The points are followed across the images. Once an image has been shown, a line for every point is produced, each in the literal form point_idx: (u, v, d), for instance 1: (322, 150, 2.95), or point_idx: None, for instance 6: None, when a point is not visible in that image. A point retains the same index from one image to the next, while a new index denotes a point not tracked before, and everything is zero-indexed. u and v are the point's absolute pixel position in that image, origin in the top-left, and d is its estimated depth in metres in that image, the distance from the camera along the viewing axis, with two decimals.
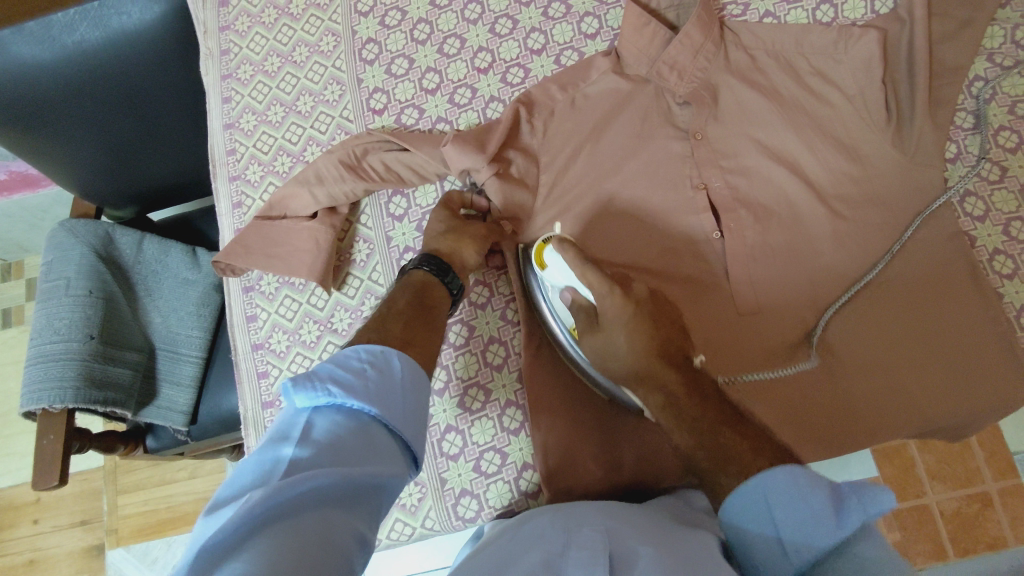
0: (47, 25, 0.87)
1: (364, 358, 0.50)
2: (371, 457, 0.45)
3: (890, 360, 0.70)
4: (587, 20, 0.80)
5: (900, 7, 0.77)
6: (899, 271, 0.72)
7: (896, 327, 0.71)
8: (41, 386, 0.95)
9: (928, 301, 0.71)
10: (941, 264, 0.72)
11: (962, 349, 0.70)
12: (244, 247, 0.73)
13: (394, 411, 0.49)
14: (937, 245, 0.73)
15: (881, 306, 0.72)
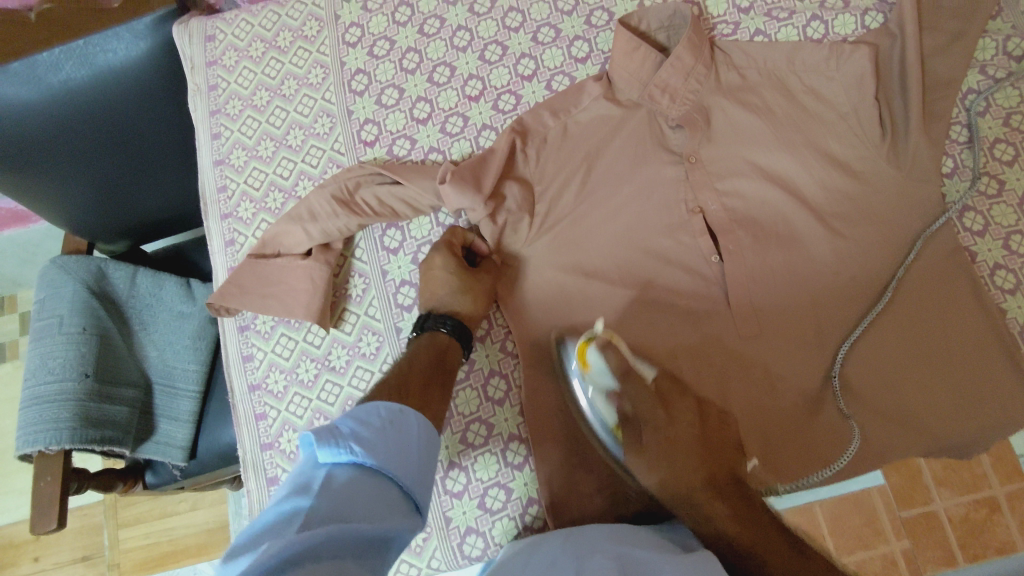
0: (31, 65, 0.84)
1: (382, 416, 0.52)
2: (384, 511, 0.45)
3: (894, 382, 0.70)
4: (576, 44, 0.80)
5: (890, 22, 0.76)
6: (902, 289, 0.72)
7: (900, 349, 0.70)
8: (38, 427, 0.94)
9: (931, 320, 0.70)
10: (944, 282, 0.71)
11: (967, 368, 0.69)
12: (239, 287, 0.72)
13: (406, 469, 0.50)
14: (938, 262, 0.72)
15: (885, 327, 0.71)
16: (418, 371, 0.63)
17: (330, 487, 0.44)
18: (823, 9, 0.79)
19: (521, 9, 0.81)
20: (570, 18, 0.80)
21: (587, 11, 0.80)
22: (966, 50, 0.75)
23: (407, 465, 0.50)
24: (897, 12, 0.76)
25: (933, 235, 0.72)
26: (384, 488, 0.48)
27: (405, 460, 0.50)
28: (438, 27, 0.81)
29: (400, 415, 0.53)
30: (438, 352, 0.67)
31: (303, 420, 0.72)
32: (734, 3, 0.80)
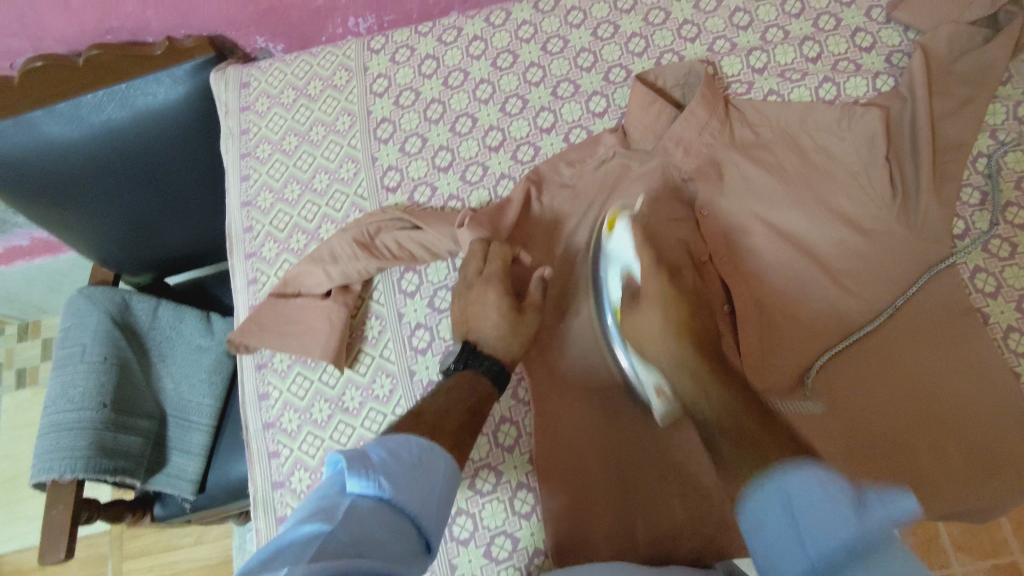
0: (76, 105, 0.89)
1: (414, 453, 0.53)
2: (398, 548, 0.47)
3: (901, 436, 0.69)
4: (595, 99, 0.83)
5: (901, 86, 0.79)
6: (904, 344, 0.72)
7: (905, 403, 0.70)
8: (54, 455, 0.96)
9: (935, 375, 0.70)
10: (951, 340, 0.71)
11: (976, 426, 0.68)
12: (260, 325, 0.74)
13: (424, 509, 0.51)
14: (941, 318, 0.72)
15: (888, 382, 0.71)
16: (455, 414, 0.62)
17: (353, 515, 0.46)
18: (835, 72, 0.81)
19: (543, 65, 0.84)
20: (589, 75, 0.84)
21: (606, 68, 0.84)
22: (974, 114, 0.77)
23: (426, 505, 0.52)
24: (907, 76, 0.78)
25: (934, 289, 0.73)
26: (400, 524, 0.49)
27: (427, 498, 0.52)
28: (462, 80, 0.85)
29: (432, 453, 0.55)
30: (478, 393, 0.65)
31: (313, 460, 0.72)
32: (748, 64, 0.83)
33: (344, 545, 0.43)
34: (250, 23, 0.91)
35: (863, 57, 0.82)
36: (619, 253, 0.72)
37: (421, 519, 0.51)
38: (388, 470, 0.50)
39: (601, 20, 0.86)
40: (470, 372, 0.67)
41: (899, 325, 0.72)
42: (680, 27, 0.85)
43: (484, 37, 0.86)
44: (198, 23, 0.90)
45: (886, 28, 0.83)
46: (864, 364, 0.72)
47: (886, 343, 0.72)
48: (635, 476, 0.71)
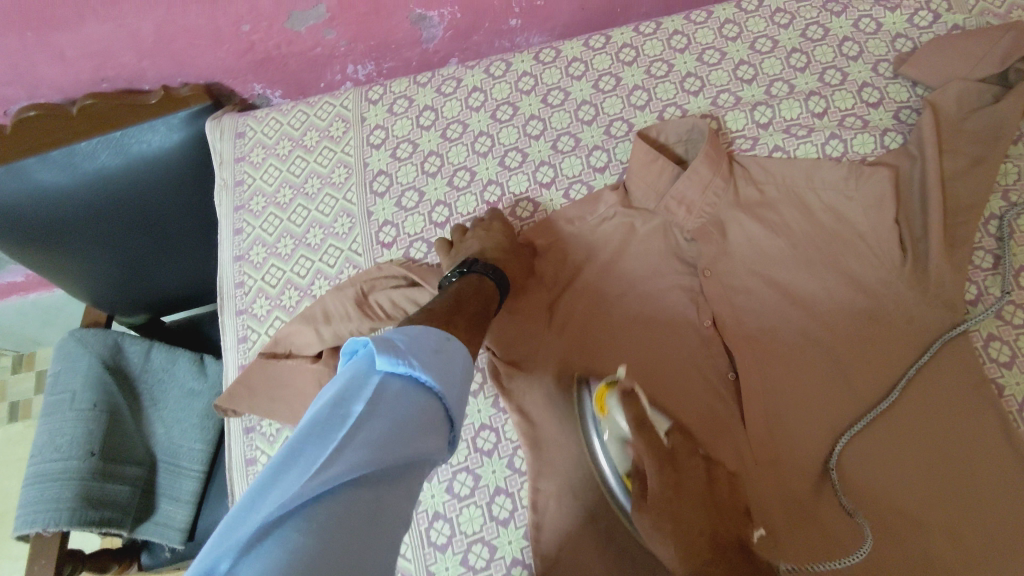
0: (69, 152, 0.86)
1: (435, 342, 0.50)
2: (425, 431, 0.46)
3: (916, 520, 0.65)
4: (596, 153, 0.81)
5: (910, 144, 0.77)
6: (917, 416, 0.69)
7: (920, 484, 0.66)
8: (39, 507, 0.93)
9: (950, 456, 0.67)
10: (965, 415, 0.68)
11: (992, 508, 0.65)
12: (249, 389, 0.72)
13: (451, 390, 0.49)
14: (956, 392, 0.69)
15: (901, 461, 0.68)
16: (468, 310, 0.60)
17: (378, 401, 0.44)
18: (842, 128, 0.79)
19: (543, 117, 0.83)
20: (590, 128, 0.82)
21: (608, 121, 0.82)
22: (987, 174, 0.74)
23: (451, 387, 0.49)
24: (917, 134, 0.76)
25: (948, 361, 0.70)
26: (426, 408, 0.47)
27: (451, 380, 0.50)
28: (460, 132, 0.83)
29: (451, 345, 0.52)
30: (484, 297, 0.64)
31: None
32: (753, 119, 0.81)
33: (364, 439, 0.41)
34: (247, 71, 0.90)
35: (871, 113, 0.80)
36: (614, 430, 0.64)
37: (449, 401, 0.49)
38: (414, 356, 0.48)
39: (602, 72, 0.84)
40: (473, 277, 0.66)
41: (914, 399, 0.69)
42: (683, 79, 0.83)
43: (484, 88, 0.85)
44: (195, 71, 0.88)
45: (893, 83, 0.82)
46: (877, 441, 0.69)
47: (899, 415, 0.69)
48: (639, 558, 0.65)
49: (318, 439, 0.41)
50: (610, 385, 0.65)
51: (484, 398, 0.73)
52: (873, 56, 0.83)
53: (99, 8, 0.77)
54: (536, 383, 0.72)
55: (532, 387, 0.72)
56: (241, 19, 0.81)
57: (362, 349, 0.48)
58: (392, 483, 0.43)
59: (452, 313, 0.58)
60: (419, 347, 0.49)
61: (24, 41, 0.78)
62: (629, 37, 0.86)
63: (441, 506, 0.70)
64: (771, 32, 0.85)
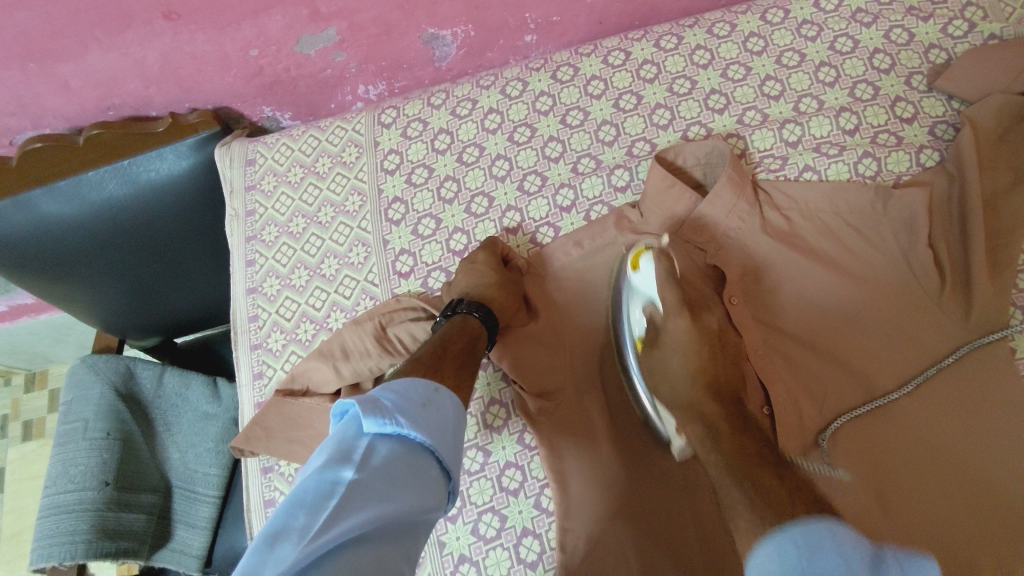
0: (76, 182, 0.85)
1: (423, 394, 0.48)
2: (419, 489, 0.45)
3: (947, 549, 0.61)
4: (617, 172, 0.77)
5: (947, 162, 0.74)
6: (953, 428, 0.66)
7: (953, 513, 0.63)
8: (54, 540, 0.92)
9: (986, 480, 0.63)
10: (1006, 441, 0.64)
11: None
12: (265, 430, 0.70)
13: (446, 446, 0.48)
14: (992, 417, 0.65)
15: (930, 487, 0.64)
16: (454, 351, 0.58)
17: (368, 463, 0.43)
18: (875, 146, 0.76)
19: (562, 139, 0.80)
20: (611, 149, 0.79)
21: (629, 142, 0.79)
22: None
23: (445, 440, 0.48)
24: (954, 151, 0.73)
25: (984, 384, 0.66)
26: (419, 464, 0.46)
27: (444, 435, 0.48)
28: (477, 155, 0.80)
29: (439, 396, 0.50)
30: (471, 335, 0.61)
31: None
32: (781, 137, 0.78)
33: (356, 505, 0.40)
34: (256, 95, 0.88)
35: (905, 129, 0.77)
36: (642, 291, 0.66)
37: (441, 453, 0.47)
38: (403, 411, 0.46)
39: (622, 91, 0.82)
40: (458, 317, 0.64)
41: (945, 424, 0.66)
42: (706, 97, 0.80)
43: (500, 109, 0.82)
44: (203, 97, 0.86)
45: (928, 97, 0.78)
46: (904, 454, 0.66)
47: (932, 423, 0.66)
48: None
49: (310, 509, 0.39)
50: (645, 245, 0.68)
51: (508, 434, 0.70)
52: (906, 68, 0.80)
53: (104, 39, 0.74)
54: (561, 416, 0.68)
55: (558, 418, 0.68)
56: (248, 44, 0.78)
57: (351, 409, 0.46)
58: (391, 544, 0.42)
59: (438, 357, 0.56)
60: (407, 400, 0.47)
61: (27, 73, 0.76)
62: (649, 52, 0.83)
63: (466, 549, 0.67)
64: (798, 45, 0.82)
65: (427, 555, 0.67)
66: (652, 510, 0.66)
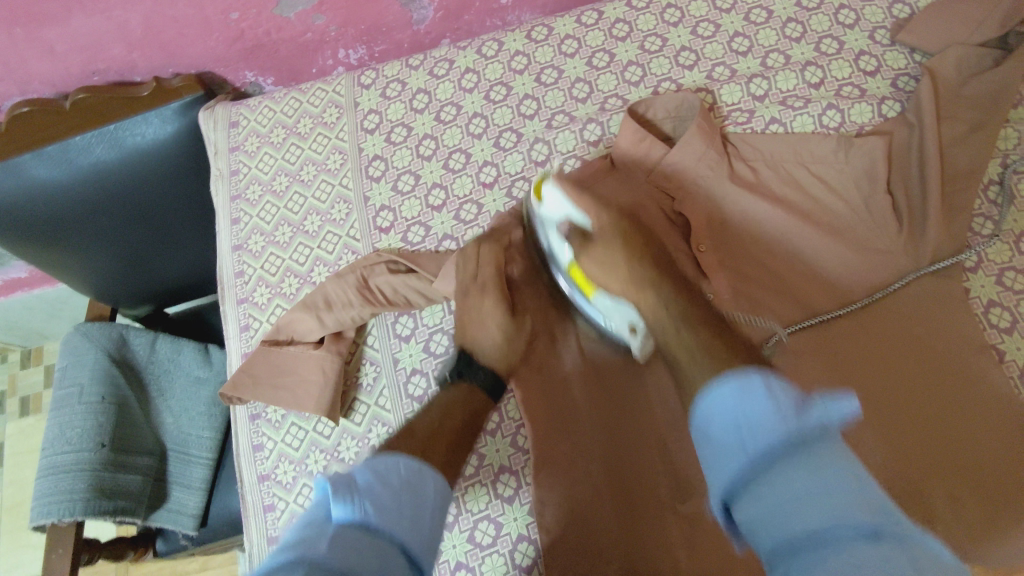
0: (64, 147, 0.87)
1: (400, 478, 0.50)
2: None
3: (911, 481, 0.65)
4: (589, 127, 0.80)
5: (908, 111, 0.76)
6: (905, 351, 0.70)
7: (919, 450, 0.66)
8: (52, 499, 0.94)
9: (943, 403, 0.67)
10: (964, 378, 0.67)
11: (982, 432, 0.65)
12: (252, 377, 0.73)
13: (418, 536, 0.48)
14: (944, 343, 0.69)
15: (894, 414, 0.67)
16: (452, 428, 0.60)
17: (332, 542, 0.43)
18: (839, 97, 0.79)
19: (537, 96, 0.82)
20: (584, 105, 0.81)
21: (602, 99, 0.81)
22: (986, 140, 0.72)
23: (418, 531, 0.48)
24: (914, 101, 0.75)
25: (935, 318, 0.70)
26: (390, 556, 0.45)
27: (417, 524, 0.48)
28: (454, 114, 0.83)
29: (420, 478, 0.52)
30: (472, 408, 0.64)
31: None
32: (749, 91, 0.80)
33: None
34: (238, 59, 0.89)
35: (868, 82, 0.80)
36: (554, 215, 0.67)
37: (414, 546, 0.47)
38: (377, 494, 0.47)
39: (596, 49, 0.84)
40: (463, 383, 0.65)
41: (903, 361, 0.69)
42: (677, 53, 0.82)
43: (477, 69, 0.84)
44: (187, 62, 0.88)
45: (891, 50, 0.81)
46: (868, 385, 0.69)
47: (886, 351, 0.70)
48: (647, 531, 0.66)
49: None
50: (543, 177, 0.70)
51: None
52: (870, 23, 0.82)
53: (86, 3, 0.76)
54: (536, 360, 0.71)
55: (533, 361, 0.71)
56: (229, 7, 0.80)
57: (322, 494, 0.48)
58: None
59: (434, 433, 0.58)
60: (384, 483, 0.49)
61: (13, 37, 0.78)
62: (621, 12, 0.85)
63: None
64: (766, 2, 0.84)
65: None
66: (620, 446, 0.69)
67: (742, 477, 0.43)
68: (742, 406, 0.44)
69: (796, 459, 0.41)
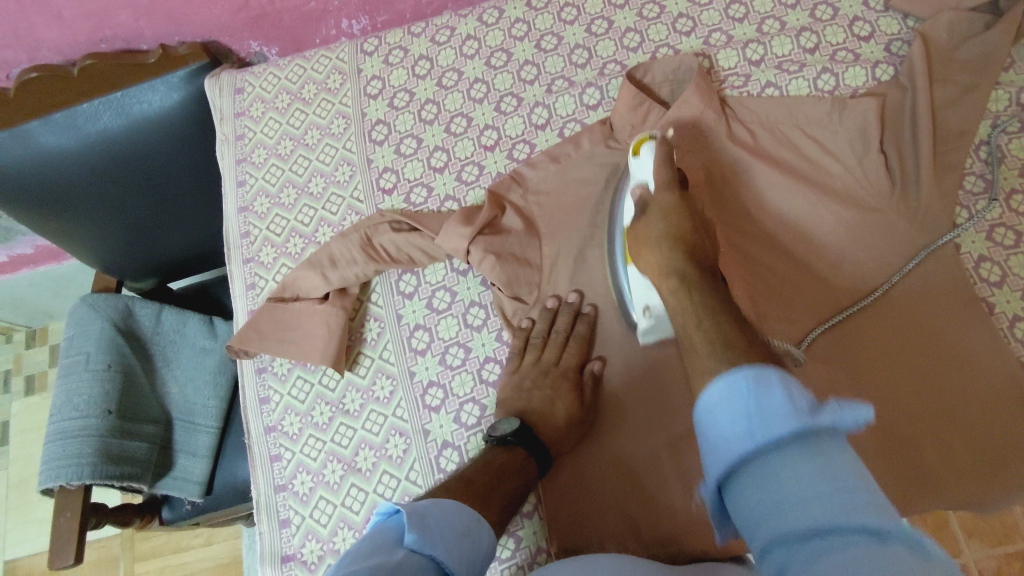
0: (71, 114, 0.88)
1: (463, 522, 0.50)
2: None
3: (901, 430, 0.67)
4: (588, 91, 0.81)
5: (901, 75, 0.77)
6: (892, 302, 0.71)
7: (912, 404, 0.68)
8: (60, 463, 0.95)
9: (931, 353, 0.69)
10: (961, 334, 0.69)
11: (969, 380, 0.68)
12: (258, 332, 0.75)
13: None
14: (929, 293, 0.71)
15: (885, 367, 0.69)
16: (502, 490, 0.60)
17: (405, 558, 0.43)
18: (834, 62, 0.80)
19: (537, 62, 0.84)
20: (584, 71, 0.83)
21: (600, 64, 0.83)
22: (977, 102, 0.74)
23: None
24: (907, 65, 0.77)
25: (920, 269, 0.71)
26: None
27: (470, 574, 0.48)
28: (455, 79, 0.84)
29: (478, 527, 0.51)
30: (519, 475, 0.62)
31: (316, 462, 0.72)
32: (745, 56, 0.82)
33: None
34: (243, 28, 0.91)
35: (862, 47, 0.81)
36: (638, 173, 0.68)
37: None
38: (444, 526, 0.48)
39: (595, 16, 0.85)
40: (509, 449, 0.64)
41: (894, 314, 0.71)
42: (674, 20, 0.84)
43: (477, 36, 0.86)
44: (192, 30, 0.90)
45: (885, 16, 0.82)
46: (858, 339, 0.71)
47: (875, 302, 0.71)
48: (649, 478, 0.67)
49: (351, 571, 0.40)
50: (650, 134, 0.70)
51: (487, 331, 0.74)
52: None
53: None
54: (556, 336, 0.70)
55: (548, 328, 0.71)
56: None
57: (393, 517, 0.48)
58: None
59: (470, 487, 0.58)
60: (450, 524, 0.49)
61: (21, 4, 0.80)
62: None
63: (449, 435, 0.70)
64: None
65: (412, 442, 0.71)
66: (620, 418, 0.69)
67: (738, 471, 0.39)
68: (732, 409, 0.40)
69: (812, 459, 0.36)
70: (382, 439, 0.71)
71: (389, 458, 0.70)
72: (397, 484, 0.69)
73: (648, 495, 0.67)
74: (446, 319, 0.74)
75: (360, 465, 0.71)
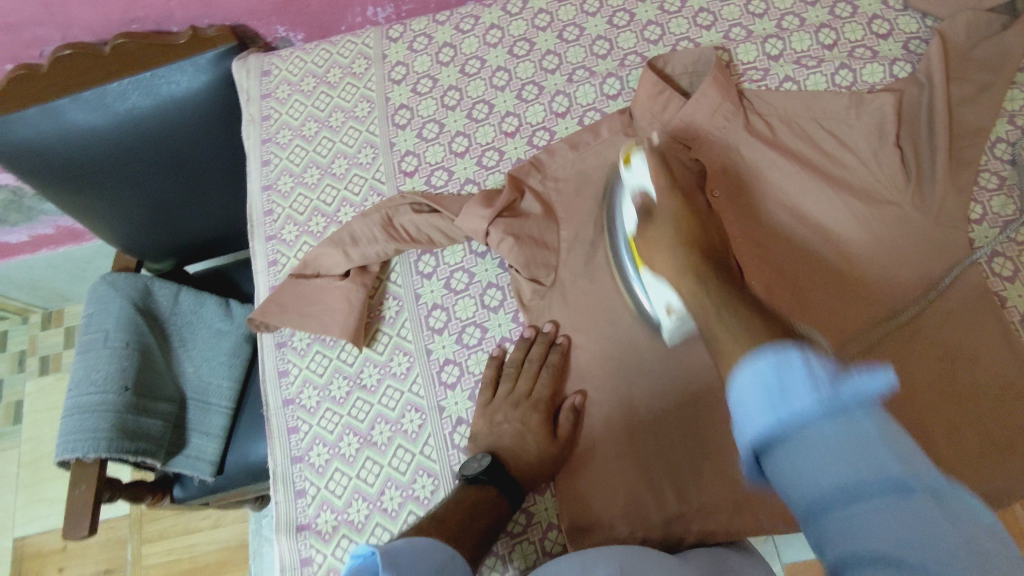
0: (100, 93, 0.90)
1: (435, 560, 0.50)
2: None
3: (907, 419, 0.68)
4: (609, 81, 0.83)
5: (918, 72, 0.78)
6: (904, 293, 0.72)
7: (915, 386, 0.69)
8: (77, 436, 0.96)
9: (941, 345, 0.70)
10: (970, 325, 0.70)
11: (976, 374, 0.69)
12: (280, 305, 0.77)
13: None
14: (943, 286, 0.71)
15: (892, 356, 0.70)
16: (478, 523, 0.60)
17: None
18: (851, 58, 0.81)
19: (559, 52, 0.85)
20: (605, 61, 0.84)
21: (622, 55, 0.84)
22: (992, 101, 0.75)
23: None
24: (924, 62, 0.78)
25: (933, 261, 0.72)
26: None
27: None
28: (478, 67, 0.86)
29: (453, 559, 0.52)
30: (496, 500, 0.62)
31: (332, 435, 0.73)
32: (764, 51, 0.83)
33: None
34: (271, 12, 0.93)
35: (881, 44, 0.82)
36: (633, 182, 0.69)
37: None
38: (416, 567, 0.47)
39: (617, 9, 0.86)
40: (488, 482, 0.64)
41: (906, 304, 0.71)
42: (695, 14, 0.85)
43: (501, 25, 0.87)
44: (222, 12, 0.92)
45: (904, 15, 0.83)
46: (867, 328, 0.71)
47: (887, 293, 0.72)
48: (660, 460, 0.68)
49: None
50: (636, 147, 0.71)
51: (504, 313, 0.75)
52: None
53: None
54: (529, 364, 0.70)
55: (522, 357, 0.71)
56: None
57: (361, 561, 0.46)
58: None
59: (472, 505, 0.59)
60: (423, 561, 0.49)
61: None
62: None
63: (463, 412, 0.72)
64: None
65: (427, 417, 0.72)
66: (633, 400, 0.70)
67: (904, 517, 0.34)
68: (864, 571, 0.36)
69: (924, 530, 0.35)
70: (398, 414, 0.72)
71: (404, 432, 0.72)
72: (411, 457, 0.70)
73: (660, 476, 0.67)
74: (463, 299, 0.76)
75: (376, 440, 0.72)
